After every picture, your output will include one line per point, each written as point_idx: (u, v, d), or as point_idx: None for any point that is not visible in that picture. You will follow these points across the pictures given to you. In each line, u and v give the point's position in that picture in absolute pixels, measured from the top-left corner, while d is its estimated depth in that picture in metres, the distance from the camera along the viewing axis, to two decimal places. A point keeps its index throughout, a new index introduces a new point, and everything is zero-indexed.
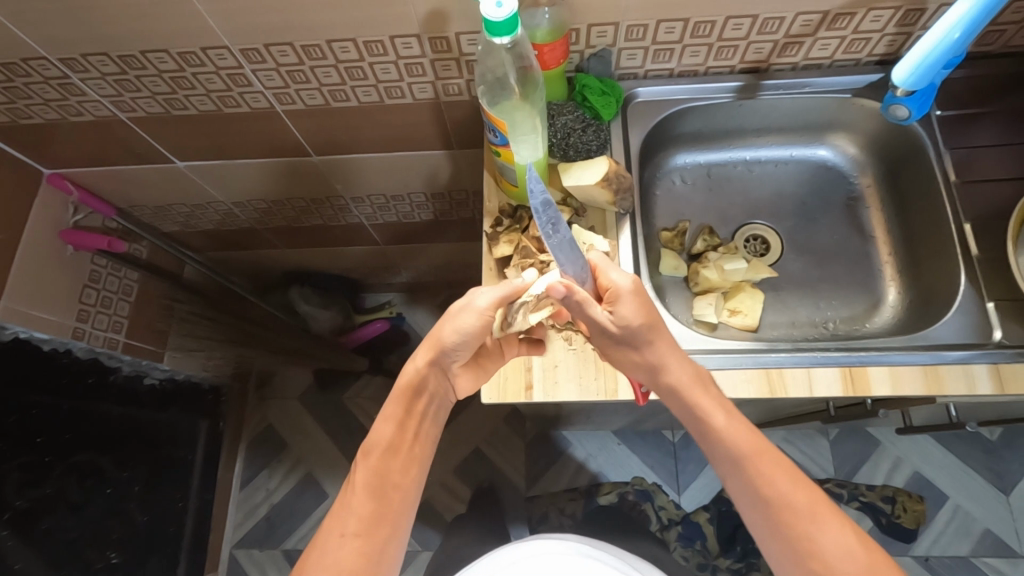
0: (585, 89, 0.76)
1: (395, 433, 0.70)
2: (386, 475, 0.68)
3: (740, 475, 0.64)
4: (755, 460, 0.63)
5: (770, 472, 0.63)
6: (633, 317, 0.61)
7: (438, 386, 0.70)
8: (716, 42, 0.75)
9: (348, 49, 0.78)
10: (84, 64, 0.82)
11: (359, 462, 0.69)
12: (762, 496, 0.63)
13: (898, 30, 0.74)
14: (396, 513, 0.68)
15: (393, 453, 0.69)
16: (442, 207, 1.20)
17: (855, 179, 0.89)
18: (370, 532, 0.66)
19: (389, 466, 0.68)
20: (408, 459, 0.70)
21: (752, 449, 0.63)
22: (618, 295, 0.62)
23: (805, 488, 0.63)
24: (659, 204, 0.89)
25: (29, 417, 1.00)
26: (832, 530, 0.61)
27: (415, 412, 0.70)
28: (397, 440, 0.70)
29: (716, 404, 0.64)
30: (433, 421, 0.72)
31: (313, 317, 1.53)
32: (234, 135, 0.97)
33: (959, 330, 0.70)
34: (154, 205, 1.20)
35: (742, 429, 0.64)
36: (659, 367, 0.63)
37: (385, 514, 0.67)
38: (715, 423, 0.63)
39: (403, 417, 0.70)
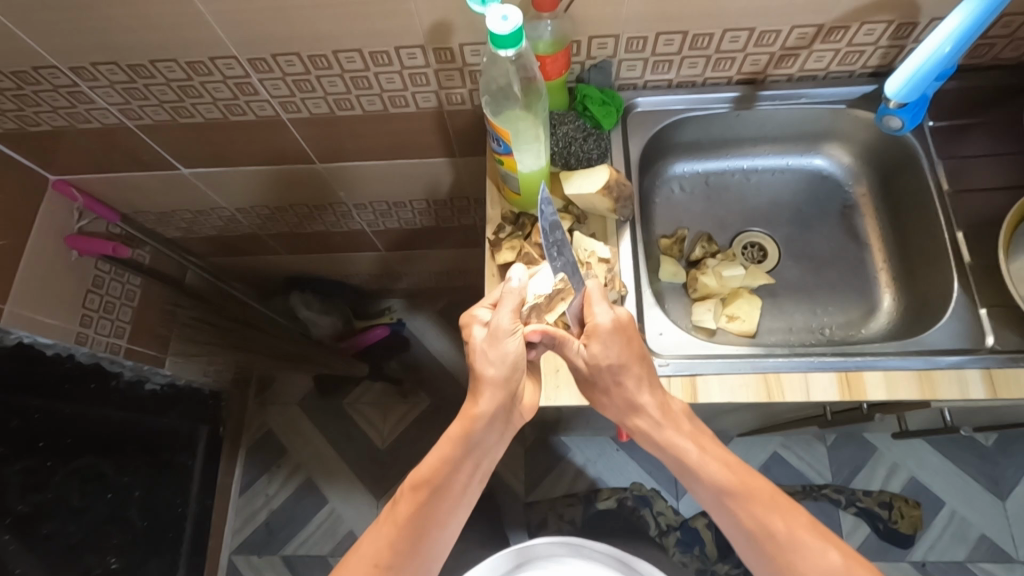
0: (586, 99, 0.77)
1: (448, 472, 0.68)
2: (430, 518, 0.67)
3: (719, 504, 0.66)
4: (729, 489, 0.65)
5: (746, 498, 0.64)
6: (617, 350, 0.65)
7: (497, 430, 0.68)
8: (714, 54, 0.77)
9: (354, 58, 0.79)
10: (94, 72, 0.83)
11: (406, 493, 0.68)
12: (743, 523, 0.64)
13: (891, 43, 0.76)
14: (429, 549, 0.68)
15: (441, 493, 0.68)
16: (444, 214, 1.22)
17: (850, 187, 0.91)
18: (401, 566, 0.66)
19: (435, 507, 0.68)
20: (454, 501, 0.69)
21: (728, 479, 0.65)
22: (595, 331, 0.65)
23: (784, 510, 0.64)
24: (658, 211, 0.90)
25: (31, 421, 1.00)
26: (812, 548, 0.61)
27: (470, 456, 0.69)
28: (448, 481, 0.68)
29: (689, 437, 0.67)
30: (483, 464, 0.71)
31: (314, 322, 1.53)
32: (239, 142, 0.99)
33: (952, 335, 0.71)
34: (157, 211, 1.21)
35: (715, 462, 0.67)
36: (632, 402, 0.67)
37: (418, 550, 0.67)
38: (683, 446, 0.67)
39: (458, 457, 0.68)
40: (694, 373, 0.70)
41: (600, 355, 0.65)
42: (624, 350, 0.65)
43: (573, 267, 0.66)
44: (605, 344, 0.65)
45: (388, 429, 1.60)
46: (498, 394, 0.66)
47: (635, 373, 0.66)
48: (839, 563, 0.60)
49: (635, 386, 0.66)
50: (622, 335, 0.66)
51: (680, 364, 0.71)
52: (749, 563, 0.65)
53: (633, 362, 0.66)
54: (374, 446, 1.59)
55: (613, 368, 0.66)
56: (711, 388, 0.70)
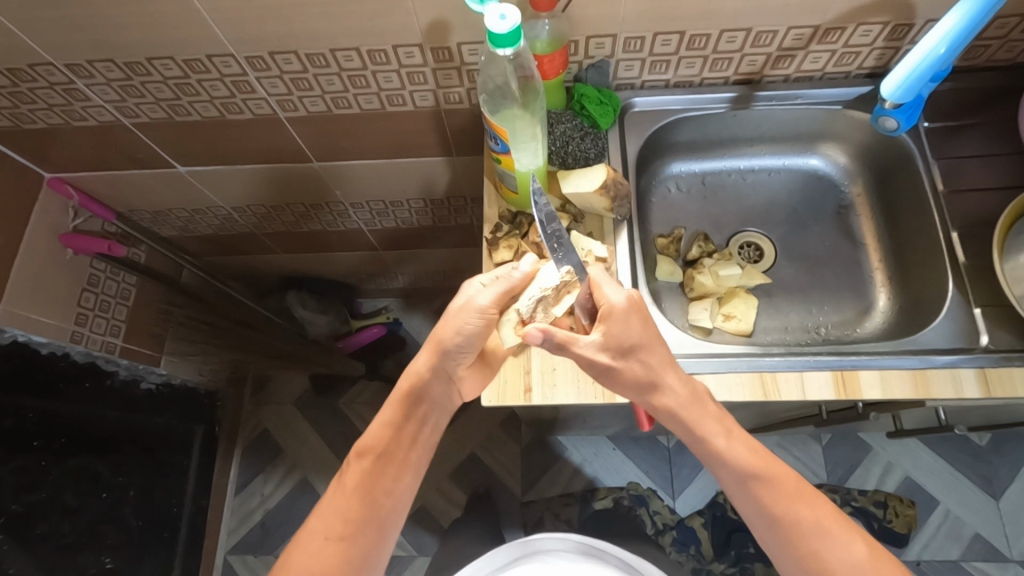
0: (583, 99, 0.77)
1: (392, 437, 0.69)
2: (377, 482, 0.68)
3: (743, 492, 0.65)
4: (758, 475, 0.64)
5: (775, 488, 0.63)
6: (635, 330, 0.62)
7: (440, 391, 0.69)
8: (711, 54, 0.77)
9: (352, 57, 0.79)
10: (90, 70, 0.83)
11: (352, 463, 0.69)
12: (768, 510, 0.63)
13: (887, 44, 0.76)
14: (383, 516, 0.68)
15: (387, 459, 0.69)
16: (441, 213, 1.22)
17: (846, 187, 0.91)
18: (354, 535, 0.67)
19: (381, 471, 0.68)
20: (403, 464, 0.70)
21: (755, 465, 0.64)
22: (610, 312, 0.62)
23: (809, 499, 0.64)
24: (654, 211, 0.90)
25: (25, 420, 1.00)
26: (837, 538, 0.62)
27: (412, 419, 0.70)
28: (392, 446, 0.69)
29: (715, 420, 0.65)
30: (432, 428, 0.71)
31: (309, 321, 1.54)
32: (235, 140, 0.98)
33: (947, 335, 0.72)
34: (153, 209, 1.21)
35: (743, 447, 0.65)
36: (655, 383, 0.64)
37: (371, 517, 0.68)
38: (713, 433, 0.64)
39: (400, 421, 0.69)
40: (691, 372, 0.71)
41: (619, 334, 0.62)
42: (645, 330, 0.63)
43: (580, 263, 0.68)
44: (624, 324, 0.62)
45: None
46: (432, 358, 0.67)
47: (657, 352, 0.63)
48: (862, 554, 0.62)
49: (659, 367, 0.63)
50: (641, 316, 0.63)
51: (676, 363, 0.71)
52: (766, 545, 0.66)
53: (654, 343, 0.64)
54: None
55: (636, 348, 0.62)
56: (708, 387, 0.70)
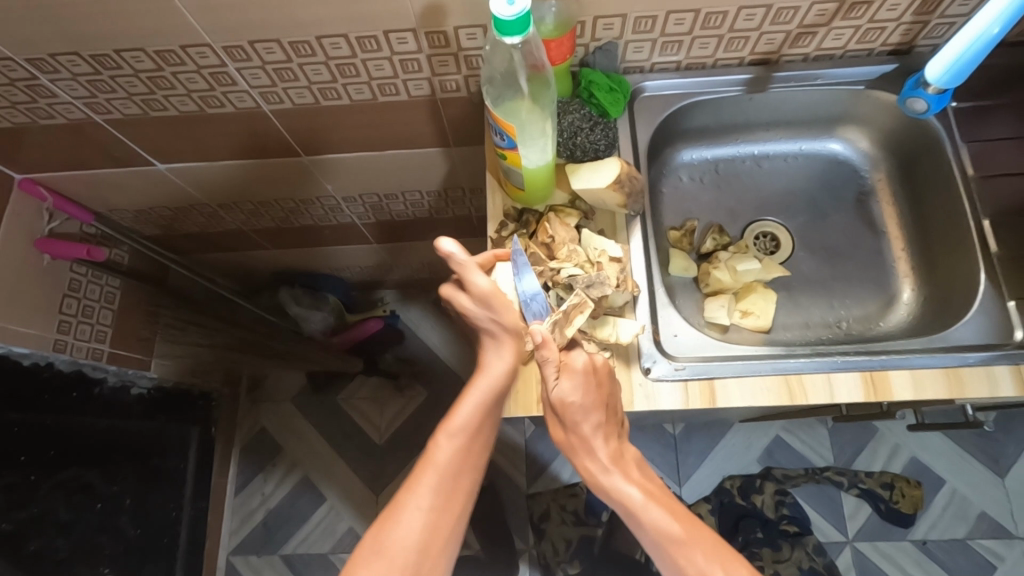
0: (592, 86, 0.72)
1: (484, 420, 0.66)
2: (467, 457, 0.65)
3: (659, 551, 0.64)
4: (673, 535, 0.63)
5: (686, 546, 0.62)
6: (573, 394, 0.62)
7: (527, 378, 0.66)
8: (727, 33, 0.72)
9: (340, 45, 0.73)
10: (54, 64, 0.76)
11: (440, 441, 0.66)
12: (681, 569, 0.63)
13: (915, 18, 0.71)
14: (471, 488, 0.66)
15: (476, 439, 0.66)
16: (437, 205, 1.16)
17: (867, 174, 0.86)
18: (448, 507, 0.64)
19: (472, 451, 0.65)
20: (490, 442, 0.67)
21: (673, 526, 0.63)
22: (568, 368, 0.63)
23: (720, 556, 0.62)
24: (666, 202, 0.86)
25: (10, 436, 0.95)
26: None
27: (503, 403, 0.66)
28: (484, 426, 0.66)
29: (637, 483, 0.66)
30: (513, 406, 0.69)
31: (303, 318, 1.46)
32: (217, 135, 0.92)
33: (979, 331, 0.69)
34: (134, 209, 1.15)
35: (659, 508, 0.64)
36: (586, 447, 0.65)
37: (460, 491, 0.66)
38: (632, 499, 0.64)
39: (490, 407, 0.65)
40: (712, 376, 0.67)
41: (565, 395, 0.62)
42: (591, 394, 0.63)
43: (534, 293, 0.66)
44: (571, 382, 0.62)
45: (385, 425, 1.57)
46: (512, 344, 0.66)
47: (593, 418, 0.64)
48: None
49: (592, 430, 0.64)
50: (594, 376, 0.63)
51: (697, 367, 0.67)
52: None
53: (595, 410, 0.63)
54: (372, 442, 1.56)
55: (577, 408, 0.63)
56: (731, 392, 0.66)
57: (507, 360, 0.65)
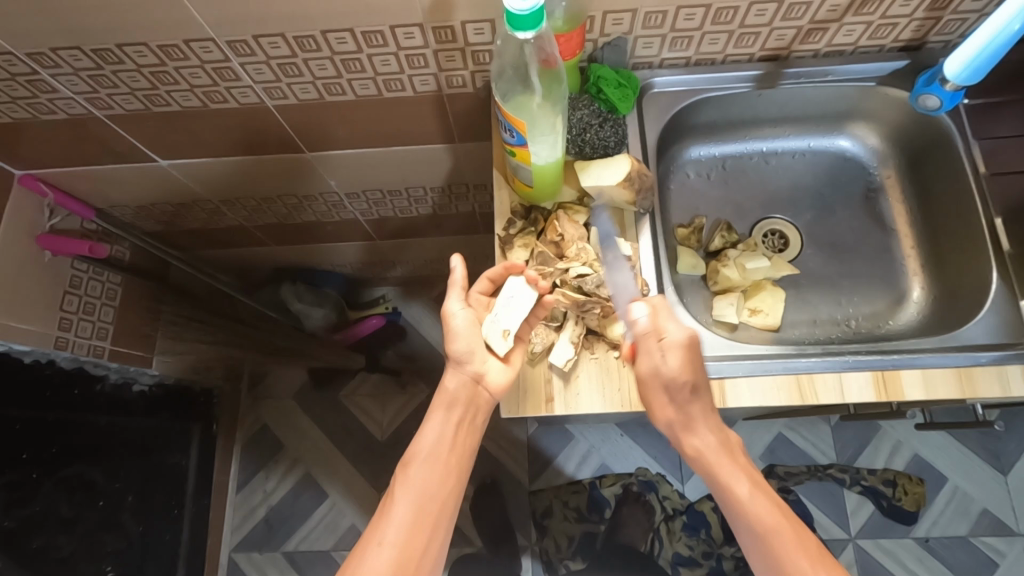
0: (600, 81, 0.71)
1: (434, 442, 0.69)
2: (424, 483, 0.67)
3: (754, 539, 0.63)
4: (769, 524, 0.62)
5: (782, 538, 0.61)
6: (675, 370, 0.61)
7: (471, 396, 0.68)
8: (737, 29, 0.71)
9: (345, 39, 0.72)
10: (55, 59, 0.75)
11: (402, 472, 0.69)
12: (772, 560, 0.62)
13: (928, 14, 0.70)
14: (434, 515, 0.66)
15: (431, 462, 0.68)
16: (440, 201, 1.16)
17: (875, 170, 0.86)
18: (410, 531, 0.65)
19: (428, 473, 0.67)
20: (448, 467, 0.68)
21: (768, 513, 0.62)
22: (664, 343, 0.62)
23: (815, 555, 0.61)
24: (673, 199, 0.85)
25: (12, 433, 0.94)
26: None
27: (450, 423, 0.69)
28: (437, 449, 0.68)
29: (739, 469, 0.64)
30: (473, 431, 0.71)
31: (305, 315, 1.44)
32: (219, 131, 0.91)
33: (990, 329, 0.68)
34: (134, 205, 1.14)
35: (764, 498, 0.64)
36: (687, 425, 0.64)
37: (426, 517, 0.65)
38: (732, 481, 0.64)
39: (441, 428, 0.69)
40: (722, 375, 0.66)
41: (666, 368, 0.61)
42: (695, 370, 0.62)
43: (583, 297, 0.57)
44: (669, 359, 0.61)
45: (387, 421, 1.56)
46: (457, 372, 0.69)
47: (696, 396, 0.63)
48: None
49: (696, 410, 0.63)
50: (692, 355, 0.62)
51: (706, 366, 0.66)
52: None
53: (696, 388, 0.62)
54: (374, 438, 1.56)
55: (675, 383, 0.62)
56: (740, 391, 0.65)
57: (453, 378, 0.69)
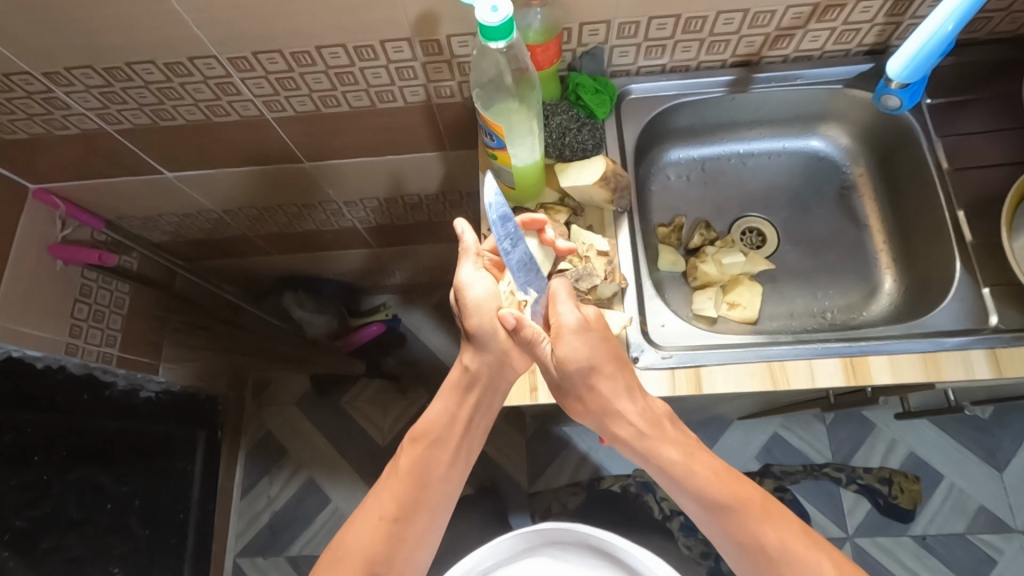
0: (579, 88, 0.75)
1: (444, 424, 0.70)
2: (430, 465, 0.69)
3: (711, 519, 0.64)
4: (719, 501, 0.63)
5: (736, 510, 0.62)
6: (574, 355, 0.64)
7: (490, 381, 0.69)
8: (708, 37, 0.75)
9: (338, 54, 0.77)
10: (68, 77, 0.80)
11: (406, 447, 0.71)
12: (734, 536, 0.62)
13: (888, 19, 0.74)
14: (435, 497, 0.69)
15: (439, 444, 0.70)
16: (436, 209, 1.20)
17: (847, 168, 0.90)
18: (411, 512, 0.67)
19: (435, 455, 0.69)
20: (455, 451, 0.70)
21: (717, 487, 0.63)
22: (560, 331, 0.64)
23: (772, 519, 0.62)
24: (654, 200, 0.89)
25: (24, 436, 0.98)
26: (802, 558, 0.59)
27: (465, 407, 0.70)
28: (445, 431, 0.70)
29: (671, 443, 0.66)
30: (485, 416, 0.72)
31: (308, 322, 1.50)
32: (222, 143, 0.96)
33: (955, 316, 0.71)
34: (142, 216, 1.19)
35: (704, 468, 0.65)
36: (610, 410, 0.66)
37: (427, 499, 0.68)
38: (672, 461, 0.65)
39: (453, 411, 0.70)
40: (697, 364, 0.69)
41: (568, 356, 0.63)
42: (594, 351, 0.64)
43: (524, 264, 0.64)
44: (573, 345, 0.64)
45: (389, 426, 1.59)
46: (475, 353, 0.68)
47: (608, 374, 0.65)
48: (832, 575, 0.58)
49: (613, 391, 0.65)
50: (594, 333, 0.65)
51: (683, 355, 0.70)
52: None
53: (602, 363, 0.65)
54: (375, 443, 1.58)
55: (583, 369, 0.64)
56: (716, 378, 0.68)
57: (472, 359, 0.68)
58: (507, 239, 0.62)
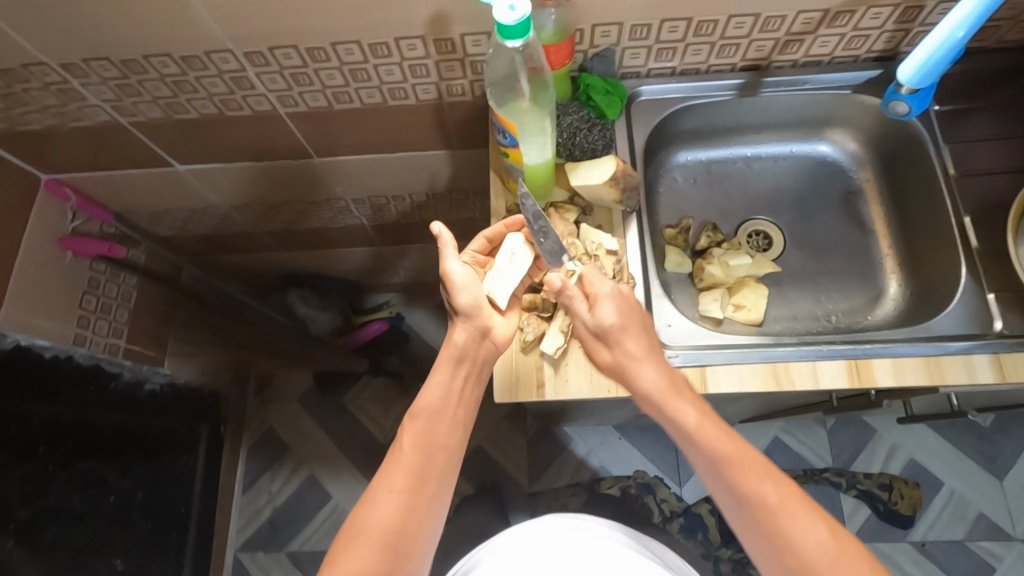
0: (589, 89, 0.76)
1: (443, 396, 0.69)
2: (433, 437, 0.68)
3: (716, 475, 0.64)
4: (729, 457, 0.63)
5: (741, 466, 0.63)
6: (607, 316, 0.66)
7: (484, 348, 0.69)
8: (718, 40, 0.76)
9: (352, 51, 0.78)
10: (85, 69, 0.81)
11: (407, 424, 0.69)
12: (738, 492, 0.62)
13: (897, 26, 0.75)
14: (443, 467, 0.68)
15: (441, 416, 0.69)
16: (443, 208, 1.21)
17: (854, 173, 0.90)
18: (421, 483, 0.67)
19: (436, 427, 0.69)
20: (455, 420, 0.70)
21: (727, 446, 0.64)
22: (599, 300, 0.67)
23: (777, 480, 0.63)
24: (661, 202, 0.90)
25: (30, 426, 0.99)
26: (801, 520, 0.60)
27: (462, 378, 0.70)
28: (444, 402, 0.69)
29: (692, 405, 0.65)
30: (480, 385, 0.72)
31: (312, 319, 1.50)
32: (233, 138, 0.97)
33: (959, 321, 0.72)
34: (151, 210, 1.20)
35: (718, 429, 0.65)
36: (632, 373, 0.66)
37: (433, 470, 0.68)
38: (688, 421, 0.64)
39: (449, 382, 0.69)
40: (702, 364, 0.70)
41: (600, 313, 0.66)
42: (625, 314, 0.66)
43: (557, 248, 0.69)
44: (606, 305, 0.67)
45: (390, 424, 1.60)
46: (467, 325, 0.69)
47: (635, 336, 0.66)
48: (827, 538, 0.60)
49: (638, 348, 0.66)
50: (627, 302, 0.67)
51: (689, 355, 0.70)
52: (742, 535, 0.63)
53: (630, 326, 0.66)
54: (376, 440, 1.59)
55: (615, 329, 0.66)
56: (721, 378, 0.69)
57: (463, 332, 0.68)
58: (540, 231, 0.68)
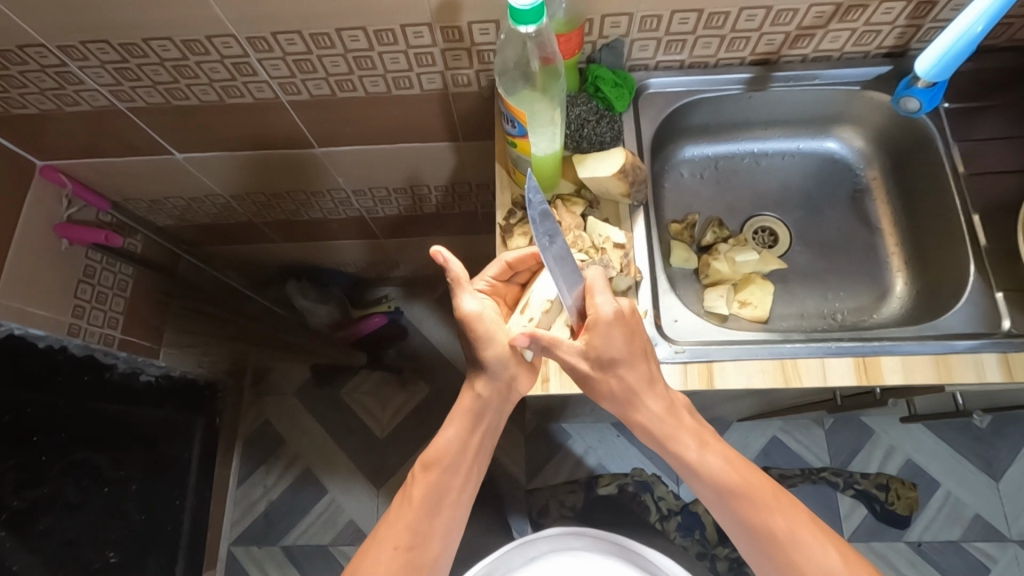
0: (598, 80, 0.75)
1: (454, 452, 0.70)
2: (442, 491, 0.69)
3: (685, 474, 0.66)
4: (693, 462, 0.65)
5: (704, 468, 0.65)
6: (608, 347, 0.62)
7: (499, 404, 0.69)
8: (729, 33, 0.75)
9: (358, 38, 0.77)
10: (83, 52, 0.80)
11: (418, 475, 0.70)
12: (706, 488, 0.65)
13: (909, 22, 0.74)
14: (447, 522, 0.70)
15: (451, 471, 0.70)
16: (444, 200, 1.19)
17: (861, 171, 0.90)
18: (425, 536, 0.68)
19: (446, 482, 0.69)
20: (465, 474, 0.71)
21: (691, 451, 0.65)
22: (595, 322, 0.62)
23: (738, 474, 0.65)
24: (668, 197, 0.89)
25: (23, 415, 0.97)
26: (758, 516, 0.63)
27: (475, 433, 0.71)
28: (456, 457, 0.70)
29: (678, 428, 0.66)
30: (493, 436, 0.73)
31: (310, 312, 1.48)
32: (233, 125, 0.95)
33: (967, 320, 0.71)
34: (147, 198, 1.18)
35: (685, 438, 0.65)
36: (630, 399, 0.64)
37: (438, 524, 0.69)
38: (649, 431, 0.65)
39: (463, 438, 0.70)
40: (710, 359, 0.69)
41: (600, 346, 0.62)
42: (627, 344, 0.62)
43: (563, 258, 0.61)
44: (605, 337, 0.62)
45: (387, 419, 1.56)
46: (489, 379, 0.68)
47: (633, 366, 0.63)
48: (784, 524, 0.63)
49: (637, 383, 0.64)
50: (625, 329, 0.63)
51: (696, 350, 0.69)
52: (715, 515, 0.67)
53: (627, 353, 0.63)
54: (374, 436, 1.56)
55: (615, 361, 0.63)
56: (729, 373, 0.68)
57: (486, 386, 0.68)
58: (546, 235, 0.59)
